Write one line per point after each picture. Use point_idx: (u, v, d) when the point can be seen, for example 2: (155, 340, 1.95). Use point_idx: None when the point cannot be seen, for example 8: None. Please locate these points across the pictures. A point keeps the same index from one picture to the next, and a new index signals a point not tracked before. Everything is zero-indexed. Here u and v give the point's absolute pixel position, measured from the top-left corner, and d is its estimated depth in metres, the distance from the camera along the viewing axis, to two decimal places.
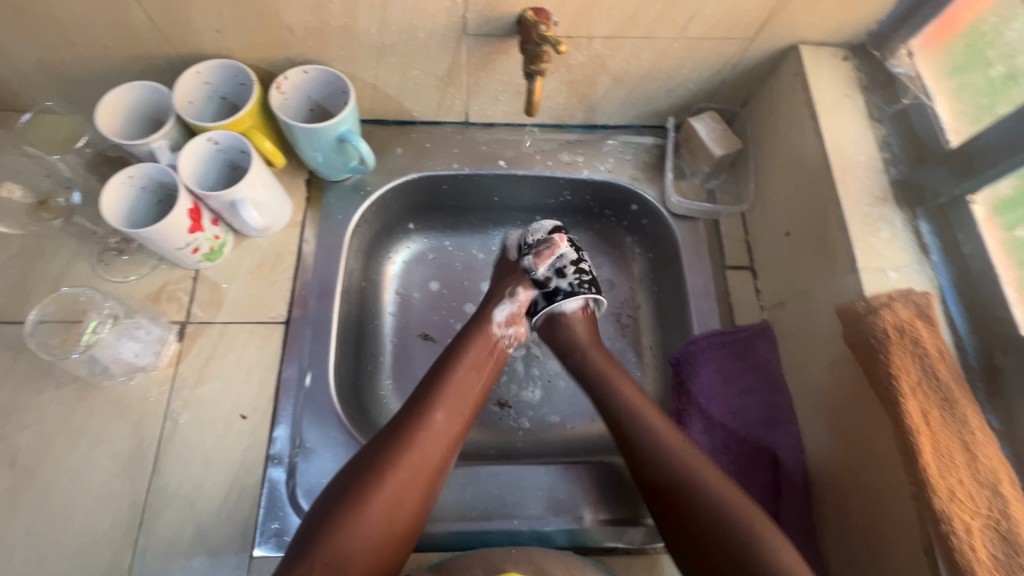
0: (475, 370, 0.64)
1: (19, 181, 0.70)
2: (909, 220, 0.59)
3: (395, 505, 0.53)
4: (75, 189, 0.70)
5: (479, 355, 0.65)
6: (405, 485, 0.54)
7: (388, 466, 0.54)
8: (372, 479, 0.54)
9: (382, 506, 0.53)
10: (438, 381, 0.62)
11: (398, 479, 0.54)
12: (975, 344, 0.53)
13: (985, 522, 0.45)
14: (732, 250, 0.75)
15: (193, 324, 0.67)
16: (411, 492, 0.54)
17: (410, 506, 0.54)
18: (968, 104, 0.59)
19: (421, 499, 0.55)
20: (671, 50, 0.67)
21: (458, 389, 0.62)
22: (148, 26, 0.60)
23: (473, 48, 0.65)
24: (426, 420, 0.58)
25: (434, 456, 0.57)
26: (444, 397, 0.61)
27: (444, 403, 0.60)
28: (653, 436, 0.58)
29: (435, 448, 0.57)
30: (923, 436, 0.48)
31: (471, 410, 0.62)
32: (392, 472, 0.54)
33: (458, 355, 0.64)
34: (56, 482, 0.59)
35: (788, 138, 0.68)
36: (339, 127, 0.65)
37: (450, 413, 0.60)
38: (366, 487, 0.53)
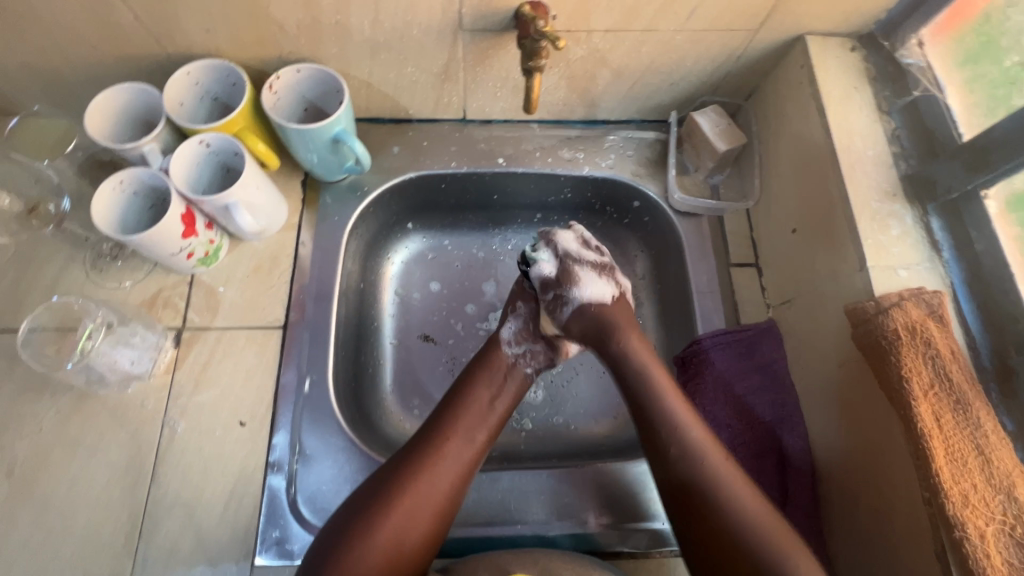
0: (492, 394, 0.61)
1: (8, 190, 0.68)
2: (919, 216, 0.57)
3: (402, 533, 0.52)
4: (65, 195, 0.69)
5: (495, 378, 0.63)
6: (413, 513, 0.53)
7: (395, 493, 0.53)
8: (380, 504, 0.52)
9: (389, 533, 0.51)
10: (453, 405, 0.60)
11: (405, 508, 0.53)
12: (988, 344, 0.52)
13: (1000, 529, 0.44)
14: (737, 247, 0.74)
15: (189, 330, 0.66)
16: (417, 520, 0.53)
17: (417, 536, 0.52)
18: (980, 96, 0.58)
19: (432, 527, 0.53)
20: (674, 43, 0.65)
21: (475, 416, 0.59)
22: (136, 26, 0.58)
23: (470, 44, 0.63)
24: (438, 448, 0.56)
25: (443, 486, 0.55)
26: (456, 422, 0.58)
27: (456, 431, 0.58)
28: (686, 456, 0.54)
29: (444, 479, 0.55)
30: (936, 439, 0.47)
31: (488, 438, 0.60)
32: (399, 499, 0.53)
33: (474, 376, 0.62)
34: (54, 493, 0.58)
35: (794, 133, 0.67)
36: (334, 127, 0.64)
37: (462, 441, 0.58)
38: (373, 513, 0.52)
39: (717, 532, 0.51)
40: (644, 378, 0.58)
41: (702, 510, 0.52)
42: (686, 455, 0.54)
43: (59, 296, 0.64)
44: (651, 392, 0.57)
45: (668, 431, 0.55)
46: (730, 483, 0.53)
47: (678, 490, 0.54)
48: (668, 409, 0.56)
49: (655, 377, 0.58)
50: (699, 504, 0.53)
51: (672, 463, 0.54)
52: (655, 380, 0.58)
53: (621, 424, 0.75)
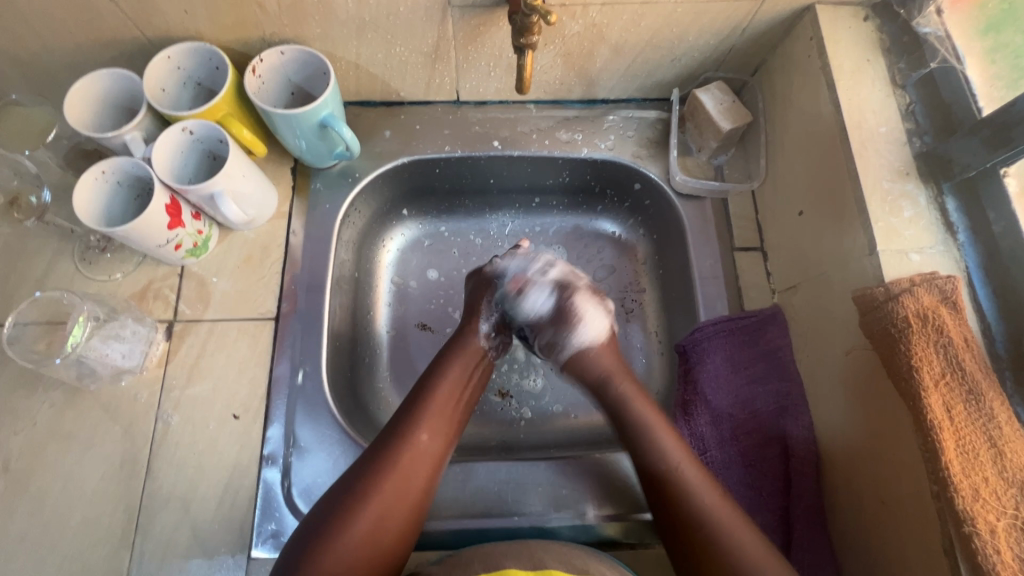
0: (462, 379, 0.62)
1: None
2: (933, 196, 0.54)
3: (385, 522, 0.52)
4: (46, 186, 0.68)
5: (467, 366, 0.63)
6: (391, 502, 0.52)
7: (370, 485, 0.53)
8: (358, 497, 0.52)
9: (369, 522, 0.51)
10: (424, 397, 0.59)
11: (383, 498, 0.52)
12: (1004, 331, 0.49)
13: (1012, 523, 0.42)
14: (741, 231, 0.71)
15: (181, 322, 0.65)
16: (396, 510, 0.52)
17: (398, 525, 0.52)
18: (1004, 66, 0.55)
19: (412, 514, 0.53)
20: (675, 16, 0.62)
21: (445, 405, 0.60)
22: (112, 8, 0.56)
23: (460, 20, 0.60)
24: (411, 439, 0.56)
25: (419, 476, 0.54)
26: (428, 413, 0.58)
27: (427, 423, 0.57)
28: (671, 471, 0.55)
29: (420, 469, 0.55)
30: (946, 431, 0.45)
31: (457, 424, 0.60)
32: (377, 489, 0.52)
33: (446, 364, 0.63)
34: (51, 488, 0.58)
35: (802, 111, 0.63)
36: (320, 112, 0.61)
37: (435, 431, 0.57)
38: (352, 506, 0.51)
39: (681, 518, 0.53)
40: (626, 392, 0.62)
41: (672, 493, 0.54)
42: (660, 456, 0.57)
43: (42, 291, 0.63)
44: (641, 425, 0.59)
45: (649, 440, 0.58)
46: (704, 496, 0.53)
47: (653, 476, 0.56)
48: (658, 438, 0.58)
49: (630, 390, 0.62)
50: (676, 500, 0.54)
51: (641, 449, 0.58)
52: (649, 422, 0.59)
53: None
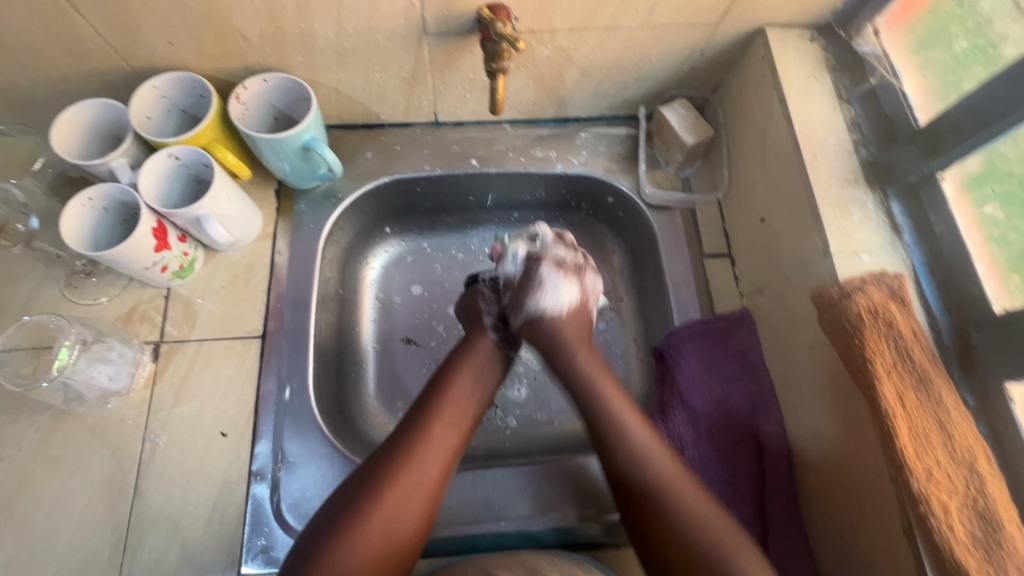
0: (478, 374, 0.65)
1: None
2: (880, 201, 0.58)
3: (399, 516, 0.53)
4: (32, 214, 0.68)
5: (483, 361, 0.66)
6: (410, 486, 0.54)
7: (384, 481, 0.54)
8: (371, 495, 0.53)
9: (387, 509, 0.53)
10: (437, 394, 0.62)
11: (397, 494, 0.54)
12: (949, 323, 0.53)
13: (964, 501, 0.46)
14: (710, 238, 0.75)
15: (167, 343, 0.66)
16: (416, 496, 0.54)
17: (410, 521, 0.53)
18: (934, 81, 0.58)
19: (423, 512, 0.55)
20: (637, 39, 0.66)
21: (462, 396, 0.62)
22: (98, 41, 0.58)
23: (435, 47, 0.64)
24: (428, 427, 0.58)
25: (438, 460, 0.57)
26: (442, 408, 0.60)
27: (440, 419, 0.59)
28: (647, 470, 0.55)
29: (431, 466, 0.56)
30: (900, 418, 0.48)
31: (475, 416, 0.63)
32: (390, 484, 0.54)
33: (463, 358, 0.66)
34: (36, 513, 0.58)
35: (758, 124, 0.68)
36: (303, 135, 0.64)
37: (448, 426, 0.60)
38: (366, 502, 0.53)
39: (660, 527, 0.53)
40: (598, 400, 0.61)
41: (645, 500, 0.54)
42: (633, 457, 0.57)
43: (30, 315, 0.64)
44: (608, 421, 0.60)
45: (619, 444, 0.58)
46: (676, 491, 0.54)
47: (626, 486, 0.56)
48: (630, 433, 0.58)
49: (614, 403, 0.61)
50: (650, 502, 0.54)
51: (621, 465, 0.57)
52: (624, 420, 0.59)
53: None
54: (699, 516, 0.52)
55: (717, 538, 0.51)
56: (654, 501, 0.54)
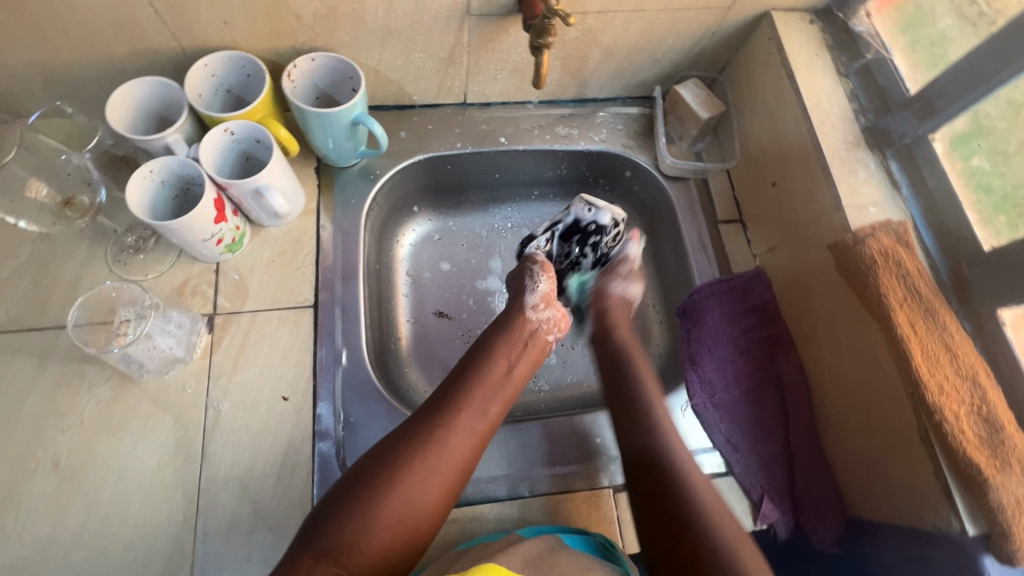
0: (513, 359, 0.65)
1: (44, 179, 0.68)
2: (881, 161, 0.66)
3: (416, 499, 0.52)
4: (100, 187, 0.70)
5: (516, 346, 0.66)
6: (428, 473, 0.53)
7: (409, 458, 0.54)
8: (394, 468, 0.53)
9: (404, 493, 0.52)
10: (470, 377, 0.62)
11: (420, 472, 0.53)
12: (945, 262, 0.61)
13: (971, 409, 0.53)
14: (722, 206, 0.82)
15: (221, 315, 0.68)
16: (433, 483, 0.53)
17: (426, 505, 0.53)
18: (921, 55, 0.66)
19: (439, 499, 0.54)
20: (658, 22, 0.72)
21: (491, 383, 0.62)
22: (155, 19, 0.60)
23: (475, 28, 0.68)
24: (453, 415, 0.58)
25: (458, 450, 0.56)
26: (472, 392, 0.60)
27: (471, 402, 0.59)
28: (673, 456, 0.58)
29: (459, 446, 0.56)
30: (913, 342, 0.55)
31: (505, 405, 0.62)
32: (414, 463, 0.53)
33: (495, 344, 0.66)
34: (105, 481, 0.59)
35: (767, 98, 0.75)
36: (352, 112, 0.67)
37: (476, 412, 0.59)
38: (390, 473, 0.52)
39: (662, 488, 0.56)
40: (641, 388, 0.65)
41: (668, 480, 0.56)
42: (663, 446, 0.60)
43: (108, 282, 0.65)
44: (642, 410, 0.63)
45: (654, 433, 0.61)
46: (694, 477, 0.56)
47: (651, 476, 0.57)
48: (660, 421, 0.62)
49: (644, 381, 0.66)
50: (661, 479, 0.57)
51: (654, 451, 0.59)
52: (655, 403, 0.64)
53: None
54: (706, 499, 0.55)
55: (718, 520, 0.53)
56: (673, 483, 0.56)
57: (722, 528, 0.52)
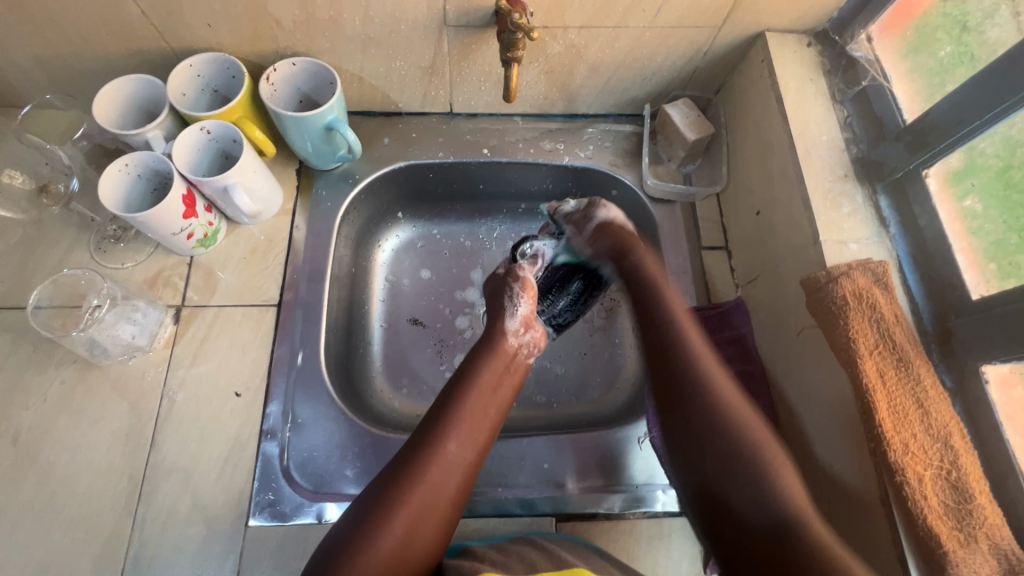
0: (496, 383, 0.61)
1: (19, 167, 0.72)
2: (869, 195, 0.62)
3: (415, 538, 0.50)
4: (75, 176, 0.73)
5: (501, 370, 0.62)
6: (423, 512, 0.51)
7: (398, 496, 0.51)
8: (384, 515, 0.49)
9: (398, 537, 0.49)
10: (460, 403, 0.58)
11: (410, 515, 0.50)
12: (931, 309, 0.56)
13: (938, 473, 0.48)
14: (708, 231, 0.79)
15: (188, 307, 0.69)
16: (427, 523, 0.51)
17: (428, 540, 0.50)
18: (921, 83, 0.61)
19: (437, 535, 0.51)
20: (644, 39, 0.70)
21: (477, 408, 0.58)
22: (142, 20, 0.63)
23: (454, 39, 0.68)
24: (438, 446, 0.54)
25: (447, 485, 0.53)
26: (461, 418, 0.57)
27: (458, 430, 0.56)
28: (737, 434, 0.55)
29: (449, 480, 0.53)
30: (880, 394, 0.51)
31: (490, 431, 0.59)
32: (404, 505, 0.50)
33: (478, 367, 0.61)
34: (58, 459, 0.61)
35: (757, 121, 0.71)
36: (327, 116, 0.68)
37: (464, 441, 0.56)
38: (379, 520, 0.49)
39: (738, 518, 0.52)
40: (705, 375, 0.58)
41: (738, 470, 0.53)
42: (713, 413, 0.56)
43: (68, 268, 0.68)
44: (696, 386, 0.58)
45: (700, 394, 0.57)
46: (770, 462, 0.53)
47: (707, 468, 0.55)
48: (716, 389, 0.57)
49: (693, 345, 0.60)
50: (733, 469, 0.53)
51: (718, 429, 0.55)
52: (697, 354, 0.60)
53: (599, 401, 0.80)
54: (788, 490, 0.51)
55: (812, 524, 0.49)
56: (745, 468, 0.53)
57: (818, 537, 0.48)
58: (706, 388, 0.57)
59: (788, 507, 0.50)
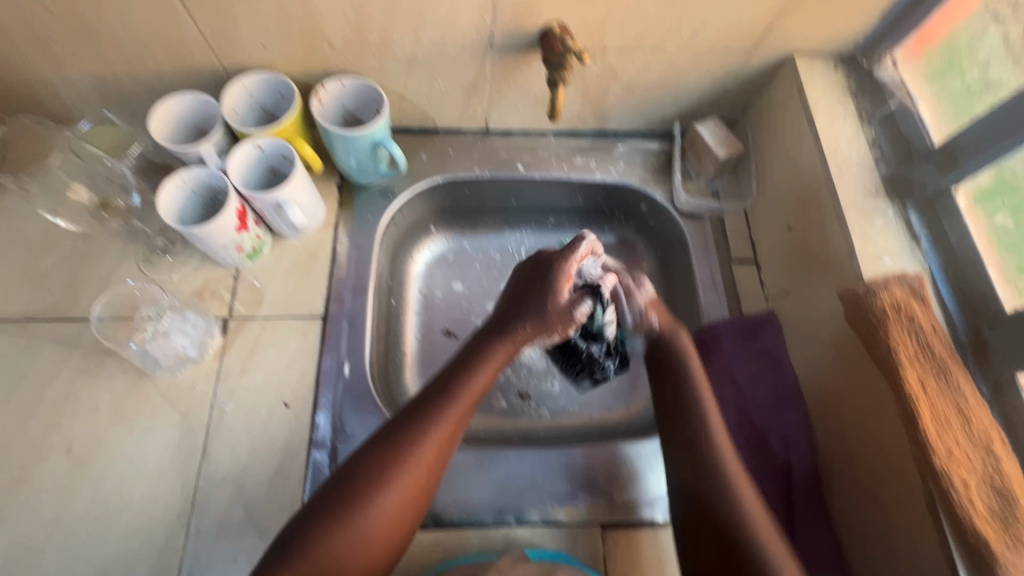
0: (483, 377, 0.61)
1: (86, 182, 0.74)
2: (899, 211, 0.64)
3: (393, 515, 0.52)
4: (134, 192, 0.75)
5: (489, 364, 0.62)
6: (397, 497, 0.53)
7: (380, 479, 0.53)
8: (361, 495, 0.52)
9: (371, 519, 0.51)
10: (449, 389, 0.59)
11: (386, 498, 0.52)
12: (963, 320, 0.59)
13: (981, 479, 0.50)
14: (737, 245, 0.81)
15: (235, 319, 0.70)
16: (402, 507, 0.53)
17: (398, 526, 0.53)
18: (949, 106, 0.65)
19: (408, 518, 0.54)
20: (678, 61, 0.73)
21: (463, 400, 0.59)
22: (199, 41, 0.65)
23: (497, 59, 0.71)
24: (419, 435, 0.55)
25: (423, 473, 0.55)
26: (448, 404, 0.58)
27: (445, 418, 0.57)
28: (710, 453, 0.58)
29: (425, 470, 0.55)
30: (923, 402, 0.53)
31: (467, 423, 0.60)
32: (382, 489, 0.52)
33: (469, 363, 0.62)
34: (111, 469, 0.62)
35: (787, 140, 0.74)
36: (374, 135, 0.70)
37: (445, 433, 0.57)
38: (358, 501, 0.52)
39: (705, 513, 0.56)
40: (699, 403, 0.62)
41: (713, 488, 0.56)
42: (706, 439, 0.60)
43: (129, 280, 0.71)
44: (688, 410, 0.62)
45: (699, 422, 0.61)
46: (739, 484, 0.56)
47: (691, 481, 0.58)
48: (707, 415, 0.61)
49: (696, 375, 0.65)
50: (705, 486, 0.57)
51: (699, 450, 0.59)
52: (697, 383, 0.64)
53: (632, 411, 0.82)
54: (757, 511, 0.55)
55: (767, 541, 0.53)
56: (715, 483, 0.56)
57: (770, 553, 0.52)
58: (700, 412, 0.61)
59: (750, 526, 0.54)
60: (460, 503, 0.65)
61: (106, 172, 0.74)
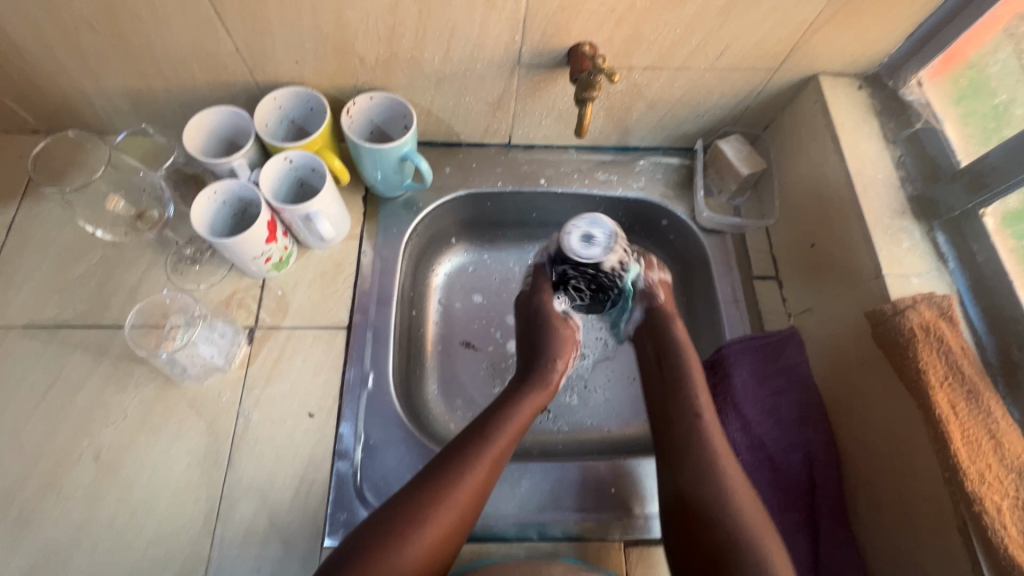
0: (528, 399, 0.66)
1: (121, 194, 0.76)
2: (926, 232, 0.65)
3: (450, 529, 0.55)
4: (171, 202, 0.77)
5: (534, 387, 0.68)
6: (456, 511, 0.55)
7: (441, 491, 0.56)
8: (423, 506, 0.55)
9: (431, 530, 0.54)
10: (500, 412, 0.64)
11: (445, 512, 0.55)
12: (993, 342, 0.58)
13: (1013, 503, 0.50)
14: (759, 262, 0.81)
15: (261, 328, 0.71)
16: (459, 519, 0.56)
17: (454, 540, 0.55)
18: (975, 128, 0.66)
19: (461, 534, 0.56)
20: (703, 80, 0.74)
21: (514, 422, 0.64)
22: (234, 56, 0.66)
23: (525, 77, 0.72)
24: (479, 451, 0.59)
25: (479, 489, 0.57)
26: (500, 426, 0.62)
27: (501, 435, 0.61)
28: (702, 457, 0.61)
29: (480, 487, 0.58)
30: (954, 425, 0.53)
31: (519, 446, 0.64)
32: (443, 502, 0.55)
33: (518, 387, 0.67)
34: (138, 476, 0.63)
35: (810, 158, 0.75)
36: (402, 149, 0.71)
37: (501, 451, 0.61)
38: (420, 510, 0.54)
39: (700, 513, 0.58)
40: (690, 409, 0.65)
41: (695, 487, 0.59)
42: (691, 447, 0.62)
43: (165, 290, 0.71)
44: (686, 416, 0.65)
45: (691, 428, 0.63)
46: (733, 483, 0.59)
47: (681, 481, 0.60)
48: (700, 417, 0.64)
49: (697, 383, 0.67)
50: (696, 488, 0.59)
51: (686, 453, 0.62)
52: (692, 388, 0.66)
53: None
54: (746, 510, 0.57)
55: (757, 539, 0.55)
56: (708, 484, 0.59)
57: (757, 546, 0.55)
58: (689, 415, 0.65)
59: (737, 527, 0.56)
60: (483, 517, 0.65)
61: (139, 183, 0.77)
